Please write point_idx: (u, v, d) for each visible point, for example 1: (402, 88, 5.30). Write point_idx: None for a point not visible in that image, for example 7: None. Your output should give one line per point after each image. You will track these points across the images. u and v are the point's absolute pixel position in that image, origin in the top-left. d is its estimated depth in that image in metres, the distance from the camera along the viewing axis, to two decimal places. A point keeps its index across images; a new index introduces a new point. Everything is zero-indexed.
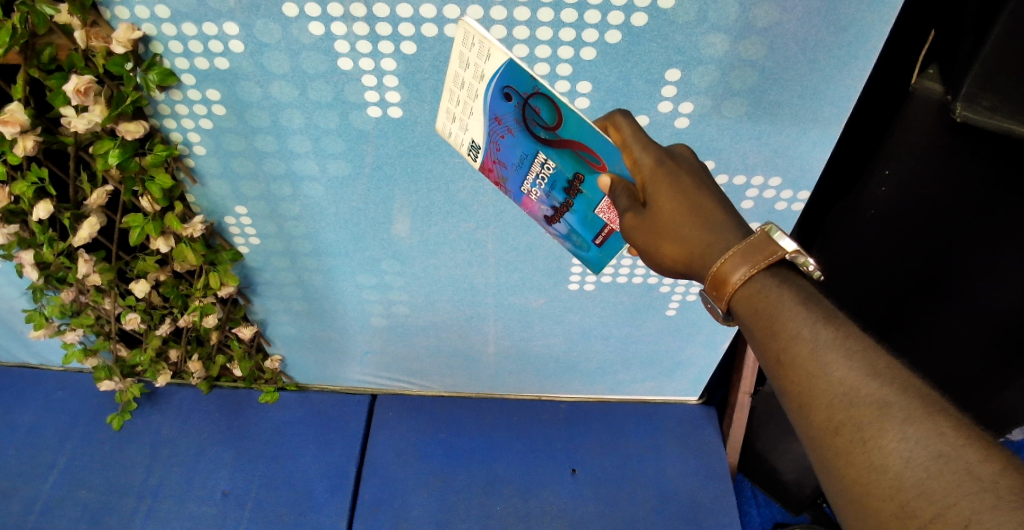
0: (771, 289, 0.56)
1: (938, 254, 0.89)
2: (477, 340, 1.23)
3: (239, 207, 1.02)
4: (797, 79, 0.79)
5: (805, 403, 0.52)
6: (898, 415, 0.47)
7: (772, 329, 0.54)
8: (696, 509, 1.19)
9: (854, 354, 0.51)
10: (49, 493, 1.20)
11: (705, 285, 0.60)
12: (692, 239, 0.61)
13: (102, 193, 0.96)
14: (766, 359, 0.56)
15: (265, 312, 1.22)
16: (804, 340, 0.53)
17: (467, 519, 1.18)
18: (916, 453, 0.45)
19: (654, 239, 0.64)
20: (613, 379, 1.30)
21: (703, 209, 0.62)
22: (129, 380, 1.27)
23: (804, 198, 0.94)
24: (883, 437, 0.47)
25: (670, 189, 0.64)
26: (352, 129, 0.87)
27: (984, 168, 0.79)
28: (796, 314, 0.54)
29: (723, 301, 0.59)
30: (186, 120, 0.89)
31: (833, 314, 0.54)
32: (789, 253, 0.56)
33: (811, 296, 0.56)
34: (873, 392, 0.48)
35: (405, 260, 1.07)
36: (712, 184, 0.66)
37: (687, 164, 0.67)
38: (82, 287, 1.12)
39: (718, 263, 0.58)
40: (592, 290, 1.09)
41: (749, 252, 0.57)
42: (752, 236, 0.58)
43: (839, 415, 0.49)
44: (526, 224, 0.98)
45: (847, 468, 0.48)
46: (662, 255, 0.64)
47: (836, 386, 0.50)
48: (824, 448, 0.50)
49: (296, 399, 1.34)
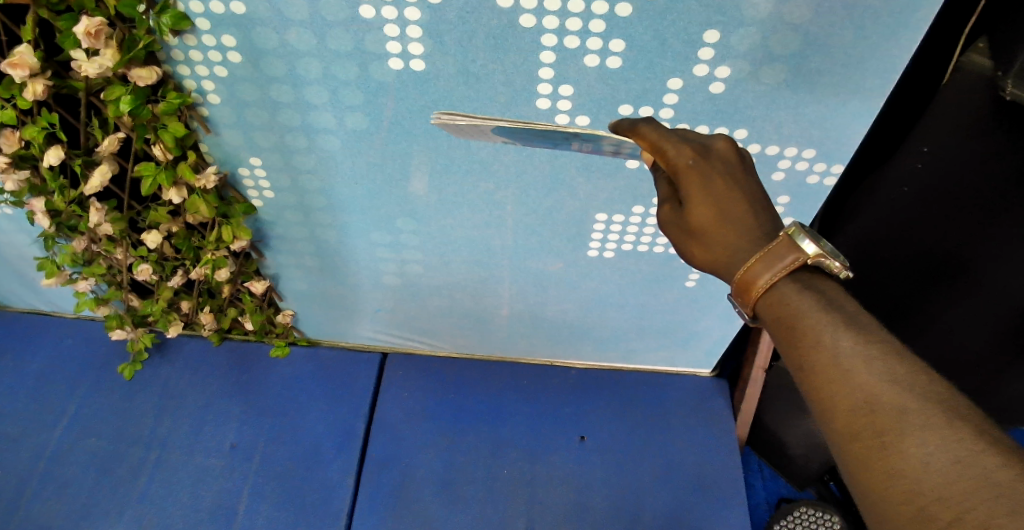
0: (791, 296, 0.55)
1: (954, 245, 0.87)
2: (491, 302, 1.21)
3: (253, 159, 1.00)
4: (840, 45, 0.76)
5: (825, 410, 0.51)
6: (916, 421, 0.46)
7: (794, 337, 0.53)
8: (702, 478, 1.19)
9: (874, 360, 0.49)
10: (62, 436, 1.22)
11: (729, 289, 0.59)
12: (718, 250, 0.58)
13: (114, 140, 0.93)
14: (789, 364, 0.55)
15: (278, 266, 1.20)
16: (824, 347, 0.51)
17: (472, 479, 1.19)
18: (934, 460, 0.44)
19: (682, 240, 0.62)
20: (626, 348, 1.29)
21: (735, 219, 0.58)
22: (140, 330, 1.28)
23: (837, 171, 0.91)
24: (903, 443, 0.46)
25: (702, 198, 0.58)
26: (372, 81, 0.84)
27: (1007, 158, 0.77)
28: (819, 321, 0.53)
29: (748, 306, 0.58)
30: (199, 67, 0.86)
31: (856, 318, 0.53)
32: (810, 257, 0.54)
33: (835, 302, 0.54)
34: (891, 398, 0.47)
35: (420, 218, 1.05)
36: (748, 177, 0.60)
37: (723, 161, 0.60)
38: (94, 236, 1.11)
39: (742, 269, 0.57)
40: (610, 258, 1.07)
41: (773, 260, 0.55)
42: (774, 241, 0.56)
43: (859, 421, 0.48)
44: (547, 187, 0.96)
45: (866, 474, 0.47)
46: (691, 256, 0.62)
47: (856, 393, 0.49)
48: (846, 454, 0.49)
49: (306, 355, 1.34)
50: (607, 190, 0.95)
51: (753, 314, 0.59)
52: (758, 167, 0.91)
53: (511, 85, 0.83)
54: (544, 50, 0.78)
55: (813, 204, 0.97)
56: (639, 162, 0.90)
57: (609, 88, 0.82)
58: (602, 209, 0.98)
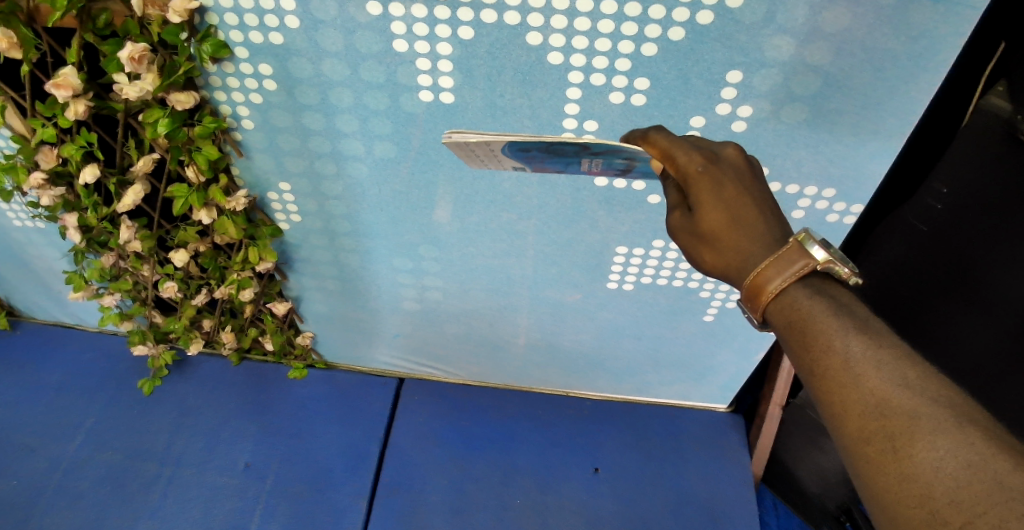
0: (802, 300, 0.55)
1: (975, 258, 0.85)
2: (508, 330, 1.22)
3: (282, 184, 1.02)
4: (860, 89, 0.77)
5: (837, 414, 0.50)
6: (928, 426, 0.46)
7: (805, 341, 0.53)
8: (716, 516, 1.17)
9: (886, 365, 0.49)
10: (76, 451, 1.23)
11: (740, 295, 0.59)
12: (731, 254, 0.58)
13: (148, 161, 0.97)
14: (801, 370, 0.55)
15: (300, 288, 1.22)
16: (836, 352, 0.51)
17: (482, 510, 1.17)
18: (946, 463, 0.44)
19: (693, 246, 0.62)
20: (641, 380, 1.28)
21: (747, 223, 0.58)
22: (161, 346, 1.30)
23: (857, 211, 0.92)
24: (916, 447, 0.45)
25: (714, 203, 0.59)
26: (401, 112, 0.87)
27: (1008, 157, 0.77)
28: (829, 325, 0.53)
29: (758, 311, 0.57)
30: (235, 93, 0.90)
31: (867, 323, 0.53)
32: (819, 262, 0.55)
33: (846, 306, 0.55)
34: (903, 402, 0.47)
35: (442, 246, 1.06)
36: (758, 184, 0.61)
37: (734, 167, 0.61)
38: (122, 252, 1.14)
39: (753, 273, 0.56)
40: (628, 290, 1.08)
41: (784, 262, 0.55)
42: (784, 246, 0.56)
43: (871, 425, 0.48)
44: (568, 219, 0.97)
45: (878, 477, 0.47)
46: (701, 260, 0.62)
47: (868, 397, 0.49)
48: (858, 458, 0.49)
49: (322, 376, 1.35)
50: (627, 224, 0.96)
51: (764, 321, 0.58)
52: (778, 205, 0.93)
53: (537, 118, 0.85)
54: (571, 86, 0.80)
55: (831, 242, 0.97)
56: (661, 198, 0.91)
57: (632, 124, 0.84)
58: (622, 241, 0.99)
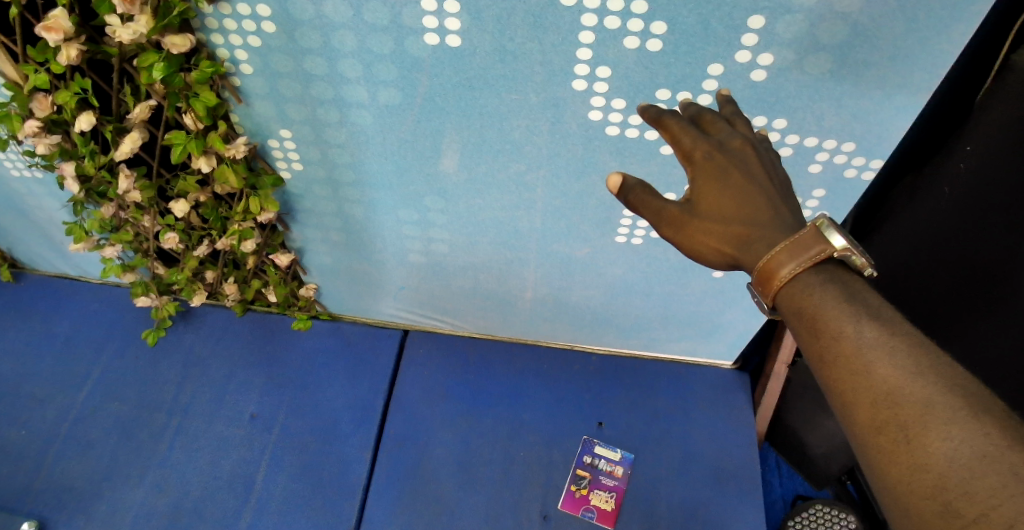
0: (815, 288, 0.51)
1: (990, 235, 0.83)
2: (515, 284, 1.21)
3: (283, 131, 0.99)
4: (890, 39, 0.73)
5: (847, 400, 0.47)
6: (942, 415, 0.42)
7: (815, 330, 0.49)
8: (719, 473, 1.18)
9: (899, 351, 0.46)
10: (85, 401, 1.24)
11: (751, 280, 0.55)
12: (738, 238, 0.54)
13: (144, 108, 0.93)
14: (809, 357, 0.51)
15: (303, 240, 1.21)
16: (847, 338, 0.48)
17: (489, 463, 1.18)
18: (960, 455, 0.41)
19: (689, 242, 0.57)
20: (649, 336, 1.28)
21: (755, 213, 0.55)
22: (164, 298, 1.29)
23: (877, 166, 0.89)
24: (929, 437, 0.42)
25: (718, 190, 0.55)
26: (407, 56, 0.83)
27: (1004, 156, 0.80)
28: (841, 312, 0.49)
29: (768, 297, 0.54)
30: (233, 36, 0.86)
31: (880, 308, 0.49)
32: (836, 250, 0.51)
33: (858, 292, 0.51)
34: (916, 390, 0.44)
35: (448, 198, 1.04)
36: (766, 174, 0.57)
37: (742, 158, 0.57)
38: (122, 203, 1.13)
39: (763, 258, 0.53)
40: (638, 245, 1.06)
41: (797, 249, 0.52)
42: (800, 232, 0.52)
43: (883, 413, 0.45)
44: (579, 170, 0.95)
45: (889, 467, 0.44)
46: (701, 254, 0.57)
47: (880, 385, 0.45)
48: (868, 447, 0.46)
49: (328, 328, 1.34)
50: (639, 176, 0.94)
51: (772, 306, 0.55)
52: (797, 159, 0.89)
53: (549, 64, 0.81)
54: (583, 30, 0.76)
55: (849, 200, 0.95)
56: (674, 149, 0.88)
57: (648, 72, 0.80)
58: None
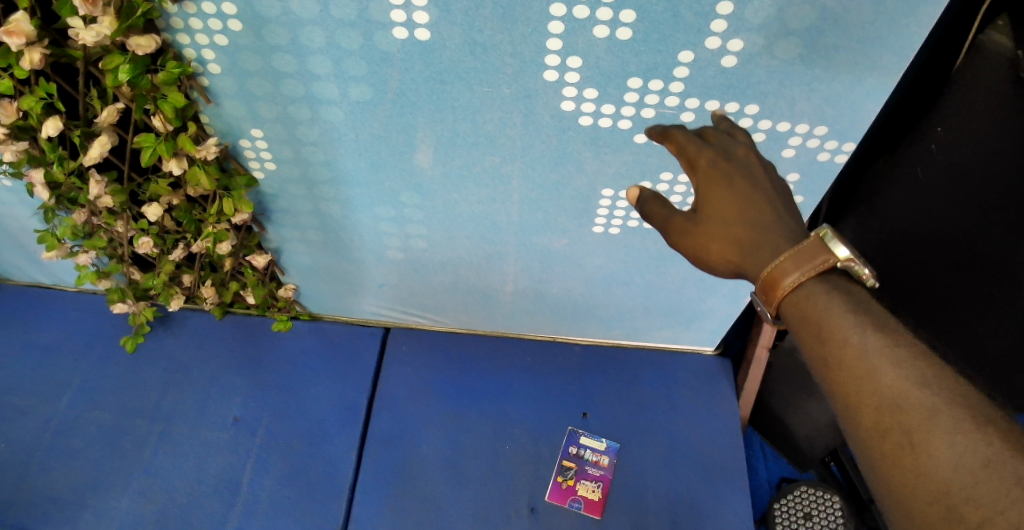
0: (819, 295, 0.53)
1: (968, 224, 0.86)
2: (496, 278, 1.20)
3: (254, 130, 0.98)
4: (858, 22, 0.74)
5: (852, 407, 0.49)
6: (947, 423, 0.44)
7: (820, 338, 0.51)
8: (705, 461, 1.19)
9: (903, 361, 0.47)
10: (66, 410, 1.22)
11: (754, 288, 0.57)
12: (741, 239, 0.56)
13: (112, 111, 0.92)
14: (814, 365, 0.53)
15: (280, 240, 1.19)
16: (851, 347, 0.49)
17: (477, 457, 1.18)
18: (964, 461, 0.42)
19: (695, 246, 0.59)
20: (631, 325, 1.28)
21: (759, 216, 0.57)
22: (141, 303, 1.27)
23: (848, 149, 0.90)
24: (933, 444, 0.43)
25: (723, 194, 0.58)
26: (377, 51, 0.82)
27: (1002, 156, 0.79)
28: (846, 320, 0.50)
29: (772, 305, 0.55)
30: (199, 36, 0.85)
31: (884, 318, 0.50)
32: (842, 260, 0.53)
33: (862, 300, 0.52)
34: (921, 398, 0.45)
35: (425, 193, 1.03)
36: (772, 184, 0.59)
37: (746, 164, 0.60)
38: (94, 209, 1.10)
39: (768, 266, 0.54)
40: (616, 235, 1.06)
41: (801, 257, 0.53)
42: (804, 242, 0.54)
43: (887, 420, 0.46)
44: (555, 162, 0.95)
45: (893, 472, 0.45)
46: (709, 259, 0.58)
47: (884, 393, 0.47)
48: (874, 453, 0.47)
49: (309, 328, 1.33)
50: (614, 166, 0.94)
51: (776, 314, 0.56)
52: (770, 144, 0.90)
53: (520, 56, 0.80)
54: (553, 20, 0.76)
55: (823, 183, 0.95)
56: (647, 137, 0.89)
57: (619, 60, 0.79)
58: (609, 184, 0.97)
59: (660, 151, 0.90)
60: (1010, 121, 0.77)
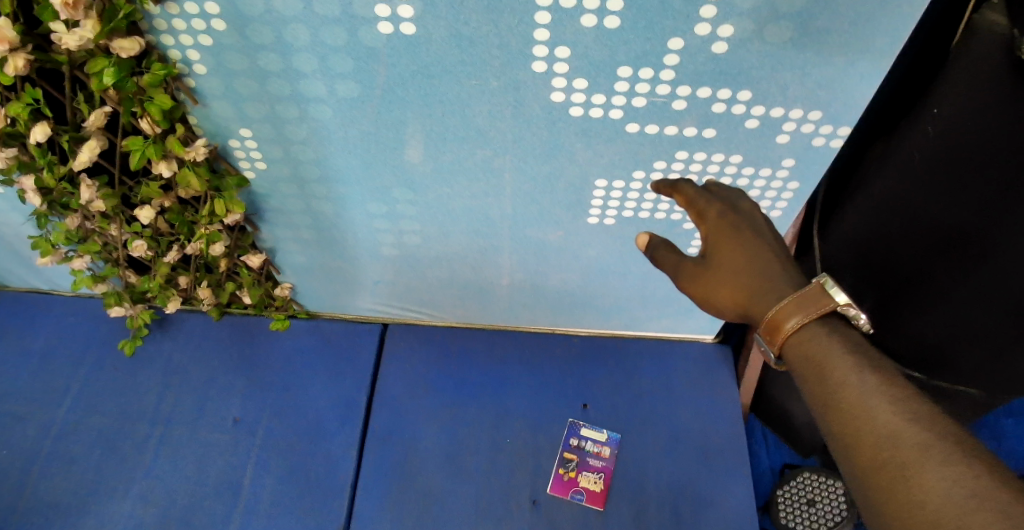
0: (820, 338, 0.62)
1: (954, 211, 0.84)
2: (491, 272, 1.20)
3: (243, 130, 0.97)
4: (849, 5, 0.72)
5: (850, 441, 0.54)
6: (938, 457, 0.48)
7: (822, 378, 0.59)
8: (706, 449, 1.19)
9: (897, 400, 0.54)
10: (66, 416, 1.22)
11: (759, 331, 0.66)
12: (746, 280, 0.67)
13: (100, 115, 0.91)
14: (815, 405, 0.59)
15: (274, 240, 1.19)
16: (850, 386, 0.57)
17: (476, 452, 1.18)
18: (953, 493, 0.46)
19: (707, 288, 0.70)
20: (629, 316, 1.28)
21: (762, 261, 0.67)
22: (139, 306, 1.27)
23: (844, 133, 0.89)
24: (926, 476, 0.48)
25: (730, 244, 0.69)
26: (362, 47, 0.81)
27: (998, 149, 0.76)
28: (845, 364, 0.58)
29: (776, 346, 0.64)
30: (183, 36, 0.84)
31: (881, 364, 0.58)
32: (840, 304, 0.62)
33: (860, 348, 0.60)
34: (913, 433, 0.51)
35: (417, 188, 1.03)
36: (774, 234, 0.70)
37: (750, 218, 0.71)
38: (87, 213, 1.10)
39: (773, 311, 0.64)
40: (611, 226, 1.06)
41: (803, 303, 0.62)
42: (806, 287, 0.64)
43: (882, 453, 0.51)
44: (545, 153, 0.94)
45: (889, 503, 0.49)
46: (719, 301, 0.69)
47: (880, 428, 0.53)
48: (870, 485, 0.51)
49: (306, 327, 1.33)
50: (607, 156, 0.93)
51: (781, 357, 0.65)
52: (763, 131, 0.89)
53: (506, 48, 0.79)
54: (539, 10, 0.74)
55: (819, 168, 0.94)
56: (639, 126, 0.88)
57: (607, 50, 0.78)
58: (601, 175, 0.96)
59: (652, 140, 0.90)
60: (1006, 112, 0.74)
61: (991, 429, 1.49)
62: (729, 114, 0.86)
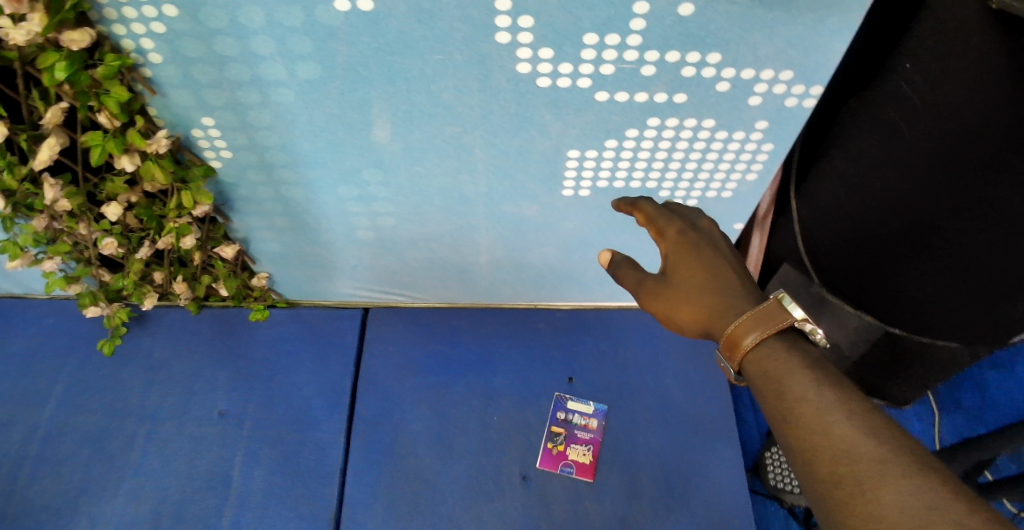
0: (778, 354, 0.67)
1: (921, 177, 0.86)
2: (470, 251, 1.19)
3: (205, 119, 0.94)
4: None
5: (809, 456, 0.60)
6: (895, 470, 0.55)
7: (781, 394, 0.64)
8: (694, 415, 1.20)
9: (852, 416, 0.60)
10: (50, 418, 1.19)
11: (719, 346, 0.71)
12: (706, 297, 0.74)
13: (57, 112, 0.88)
14: (775, 420, 0.65)
15: (247, 229, 1.17)
16: (809, 401, 0.63)
17: (466, 430, 1.18)
18: (910, 504, 0.52)
19: (668, 303, 0.77)
20: (612, 287, 1.29)
21: (721, 278, 0.75)
22: (115, 305, 1.25)
23: (817, 93, 0.88)
24: (884, 489, 0.54)
25: (690, 262, 0.77)
26: (320, 26, 0.79)
27: (993, 155, 0.76)
28: (803, 379, 0.64)
29: (736, 362, 0.70)
30: (135, 25, 0.81)
31: (834, 378, 0.64)
32: (797, 320, 0.68)
33: (816, 361, 0.67)
34: (870, 448, 0.57)
35: (388, 169, 1.01)
36: (729, 252, 0.78)
37: (707, 235, 0.80)
38: (53, 213, 1.05)
39: (732, 327, 0.70)
40: (587, 197, 1.05)
41: (761, 320, 0.68)
42: (764, 303, 0.70)
43: (842, 468, 0.57)
44: (516, 126, 0.92)
45: (848, 514, 0.55)
46: (680, 315, 0.76)
47: (839, 443, 0.59)
48: (829, 498, 0.57)
49: (288, 316, 1.32)
50: (578, 126, 0.92)
51: (740, 371, 0.71)
52: (735, 93, 0.88)
53: (469, 19, 0.77)
54: None
55: (793, 128, 0.94)
56: (609, 94, 0.86)
57: (572, 17, 0.76)
58: (574, 145, 0.95)
59: (624, 107, 0.88)
60: (1001, 121, 0.74)
61: (971, 381, 1.52)
62: (700, 78, 0.85)
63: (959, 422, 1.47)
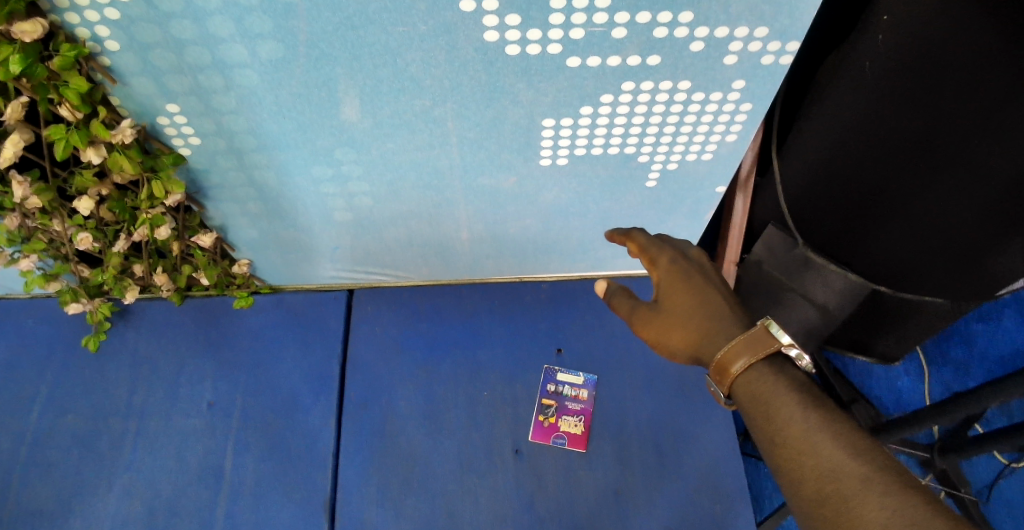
0: (765, 377, 0.71)
1: (899, 147, 0.86)
2: (449, 226, 1.18)
3: (170, 106, 0.92)
4: None
5: (797, 475, 0.65)
6: (878, 489, 0.60)
7: (769, 416, 0.69)
8: (682, 381, 1.21)
9: (836, 436, 0.65)
10: (38, 421, 1.19)
11: (709, 371, 0.75)
12: (697, 323, 0.78)
13: (17, 106, 0.84)
14: (764, 440, 0.70)
15: (222, 217, 1.15)
16: (795, 423, 0.67)
17: (455, 407, 1.19)
18: (892, 521, 0.57)
19: (661, 331, 0.81)
20: (595, 256, 1.29)
21: (711, 305, 0.78)
22: (97, 300, 1.23)
23: (793, 49, 0.86)
24: (868, 507, 0.59)
25: (682, 290, 0.80)
26: (278, 3, 0.76)
27: (976, 149, 0.78)
28: (790, 400, 0.69)
29: (726, 385, 0.74)
30: (88, 12, 0.78)
31: (818, 400, 0.69)
32: (784, 344, 0.71)
33: (801, 383, 0.71)
34: (853, 468, 0.62)
35: (359, 147, 0.99)
36: (718, 280, 0.82)
37: (698, 265, 0.84)
38: (25, 212, 1.03)
39: (722, 352, 0.73)
40: (564, 165, 1.04)
41: (750, 345, 0.72)
42: (753, 328, 0.73)
43: (828, 487, 0.62)
44: (487, 98, 0.90)
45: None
46: (672, 341, 0.80)
47: (824, 463, 0.64)
48: (817, 514, 0.62)
49: (271, 302, 1.31)
50: (550, 94, 0.90)
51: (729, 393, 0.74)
52: (709, 52, 0.86)
53: None
54: None
55: (770, 86, 0.92)
56: (581, 59, 0.84)
57: None
58: (548, 114, 0.94)
59: (597, 72, 0.86)
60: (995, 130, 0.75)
61: (959, 333, 1.53)
62: (673, 38, 0.83)
63: (947, 375, 1.48)
